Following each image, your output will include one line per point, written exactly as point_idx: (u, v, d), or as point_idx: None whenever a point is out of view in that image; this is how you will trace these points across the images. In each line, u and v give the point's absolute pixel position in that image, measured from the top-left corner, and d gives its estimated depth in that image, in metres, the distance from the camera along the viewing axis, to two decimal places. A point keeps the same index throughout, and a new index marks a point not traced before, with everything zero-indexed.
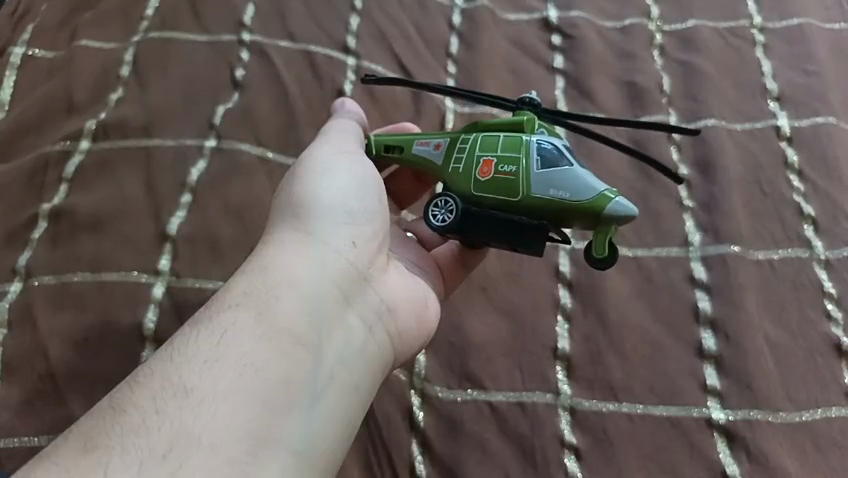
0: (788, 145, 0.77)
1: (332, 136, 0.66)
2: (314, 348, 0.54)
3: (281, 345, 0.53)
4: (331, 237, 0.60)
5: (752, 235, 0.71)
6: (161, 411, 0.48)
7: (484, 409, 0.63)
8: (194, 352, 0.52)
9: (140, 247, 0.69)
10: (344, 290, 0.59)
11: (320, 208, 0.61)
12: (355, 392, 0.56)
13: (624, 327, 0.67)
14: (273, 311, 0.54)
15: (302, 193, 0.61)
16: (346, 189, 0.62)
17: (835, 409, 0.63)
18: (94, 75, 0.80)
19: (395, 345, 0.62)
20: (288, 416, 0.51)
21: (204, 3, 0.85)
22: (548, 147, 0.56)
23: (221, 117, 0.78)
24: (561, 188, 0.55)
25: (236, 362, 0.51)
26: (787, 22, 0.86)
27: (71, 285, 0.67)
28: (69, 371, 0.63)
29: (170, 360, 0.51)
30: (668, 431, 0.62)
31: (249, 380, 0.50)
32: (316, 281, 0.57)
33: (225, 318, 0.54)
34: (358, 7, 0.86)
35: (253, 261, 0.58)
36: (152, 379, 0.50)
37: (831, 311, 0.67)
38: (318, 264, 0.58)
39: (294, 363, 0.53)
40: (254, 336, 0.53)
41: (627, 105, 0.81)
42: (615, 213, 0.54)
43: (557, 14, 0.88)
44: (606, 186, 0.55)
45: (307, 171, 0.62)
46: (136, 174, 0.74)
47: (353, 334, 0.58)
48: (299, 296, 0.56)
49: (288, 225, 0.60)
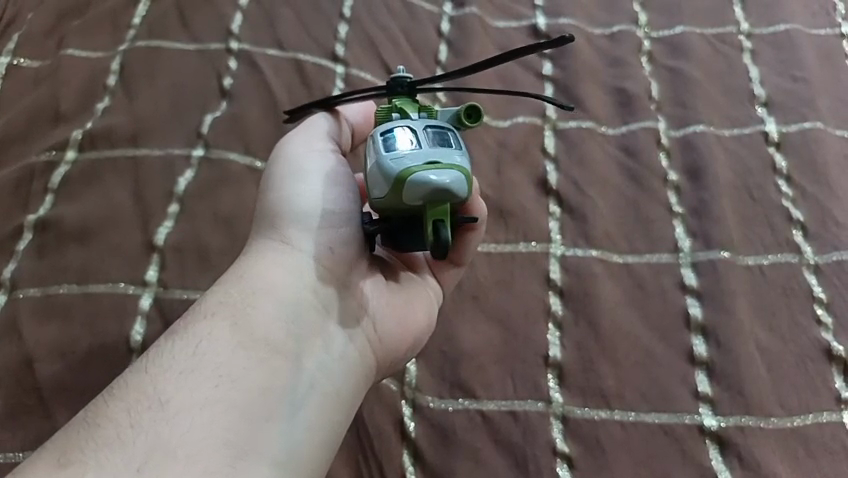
0: (777, 151, 0.77)
1: (311, 125, 0.63)
2: (292, 357, 0.54)
3: (257, 354, 0.53)
4: (306, 239, 0.59)
5: (741, 241, 0.71)
6: (136, 424, 0.48)
7: (476, 418, 0.63)
8: (170, 363, 0.52)
9: (127, 257, 0.69)
10: (322, 298, 0.58)
11: (294, 208, 0.59)
12: (337, 401, 0.55)
13: (616, 333, 0.67)
14: (249, 320, 0.54)
15: (274, 200, 0.60)
16: (322, 187, 0.60)
17: (826, 414, 0.63)
18: (80, 84, 0.80)
19: (379, 352, 0.60)
20: (267, 426, 0.50)
21: (192, 11, 0.85)
22: (377, 136, 0.52)
23: (210, 125, 0.77)
24: (378, 181, 0.50)
25: (212, 372, 0.51)
26: (774, 28, 0.86)
27: (57, 296, 0.66)
28: (56, 384, 0.63)
29: (145, 371, 0.51)
30: (660, 438, 0.62)
31: (225, 390, 0.50)
32: (292, 288, 0.57)
33: (201, 327, 0.54)
34: (347, 15, 0.86)
35: (230, 272, 0.58)
36: (128, 391, 0.50)
37: (822, 316, 0.67)
38: (293, 271, 0.58)
39: (271, 372, 0.52)
40: (230, 346, 0.53)
41: (616, 112, 0.81)
42: (417, 189, 0.47)
43: (546, 22, 0.88)
44: (419, 158, 0.48)
45: (279, 175, 0.61)
46: (123, 184, 0.73)
47: (333, 342, 0.57)
48: (275, 305, 0.56)
49: (264, 232, 0.60)
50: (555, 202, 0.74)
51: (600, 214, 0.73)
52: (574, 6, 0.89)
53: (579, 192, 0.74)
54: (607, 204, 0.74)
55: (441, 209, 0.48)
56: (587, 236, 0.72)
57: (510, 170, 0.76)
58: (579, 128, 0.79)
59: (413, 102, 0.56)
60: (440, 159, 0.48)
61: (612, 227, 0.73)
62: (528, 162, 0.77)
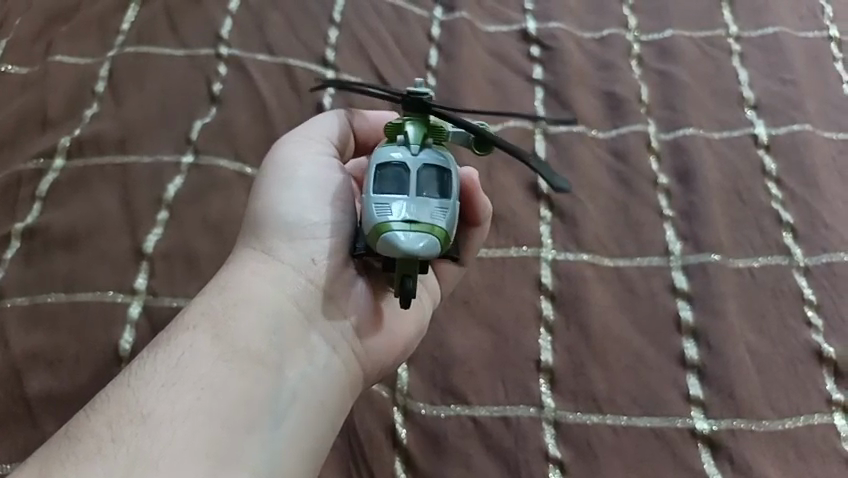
0: (766, 153, 0.77)
1: (308, 131, 0.63)
2: (275, 368, 0.54)
3: (238, 366, 0.52)
4: (290, 249, 0.59)
5: (732, 244, 0.72)
6: (117, 438, 0.47)
7: (467, 424, 0.63)
8: (151, 375, 0.51)
9: (116, 265, 0.68)
10: (305, 308, 0.58)
11: (280, 215, 0.59)
12: (322, 411, 0.55)
13: (607, 338, 0.67)
14: (230, 332, 0.54)
15: (261, 210, 0.60)
16: (312, 195, 0.60)
17: (817, 416, 0.63)
18: (68, 90, 0.79)
19: (365, 362, 0.60)
20: (249, 438, 0.50)
21: (181, 16, 0.84)
22: (376, 167, 0.51)
23: (199, 131, 0.77)
24: (362, 216, 0.51)
25: (193, 384, 0.51)
26: (763, 30, 0.87)
27: (45, 305, 0.66)
28: (44, 393, 0.62)
29: (126, 385, 0.51)
30: (652, 442, 0.62)
31: (206, 402, 0.50)
32: (275, 299, 0.57)
33: (182, 340, 0.54)
34: (337, 20, 0.86)
35: (215, 282, 0.58)
36: (109, 404, 0.50)
37: (812, 318, 0.67)
38: (276, 282, 0.58)
39: (252, 384, 0.52)
40: (211, 359, 0.52)
41: (607, 116, 0.81)
42: (387, 248, 0.48)
43: (536, 26, 0.88)
44: (401, 214, 0.48)
45: (267, 184, 0.61)
46: (111, 191, 0.73)
47: (317, 352, 0.57)
48: (258, 316, 0.56)
49: (248, 241, 0.60)
50: (546, 206, 0.74)
51: (590, 218, 0.73)
52: (564, 9, 0.89)
53: (570, 196, 0.74)
54: (597, 208, 0.74)
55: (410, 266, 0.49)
56: (578, 240, 0.72)
57: (500, 175, 0.76)
58: (570, 132, 0.79)
59: (422, 122, 0.54)
60: (418, 219, 0.48)
61: (603, 231, 0.73)
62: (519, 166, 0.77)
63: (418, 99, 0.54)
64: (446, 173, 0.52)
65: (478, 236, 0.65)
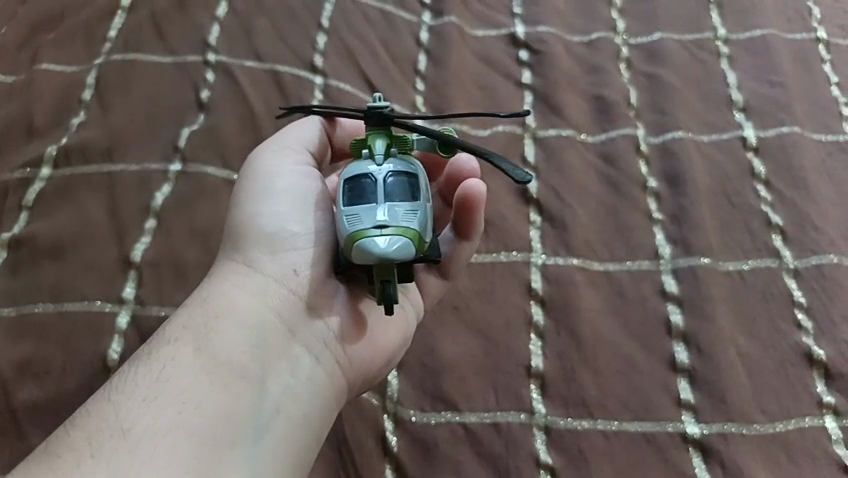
0: (755, 156, 0.77)
1: (285, 140, 0.64)
2: (257, 380, 0.54)
3: (219, 379, 0.52)
4: (271, 261, 0.59)
5: (721, 247, 0.72)
6: (97, 453, 0.47)
7: (458, 431, 0.62)
8: (132, 389, 0.51)
9: (103, 275, 0.68)
10: (288, 320, 0.58)
11: (260, 227, 0.60)
12: (305, 423, 0.55)
13: (597, 342, 0.66)
14: (211, 345, 0.54)
15: (241, 222, 0.60)
16: (291, 206, 0.60)
17: (807, 419, 0.63)
18: (55, 99, 0.79)
19: (350, 372, 0.59)
20: (231, 452, 0.49)
21: (168, 23, 0.84)
22: (345, 182, 0.52)
23: (186, 139, 0.76)
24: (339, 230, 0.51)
25: (174, 397, 0.50)
26: (751, 33, 0.87)
27: (32, 316, 0.65)
28: (32, 405, 0.62)
29: (106, 400, 0.51)
30: (643, 447, 0.62)
31: (187, 415, 0.49)
32: (256, 311, 0.57)
33: (162, 353, 0.54)
34: (325, 25, 0.86)
35: (196, 296, 0.58)
36: (89, 420, 0.49)
37: (802, 321, 0.67)
38: (257, 295, 0.58)
39: (233, 396, 0.52)
40: (192, 372, 0.52)
41: (596, 120, 0.81)
42: (362, 253, 0.48)
43: (525, 30, 0.88)
44: (371, 220, 0.49)
45: (246, 196, 0.61)
46: (98, 200, 0.72)
47: (300, 364, 0.57)
48: (239, 328, 0.56)
49: (229, 254, 0.60)
50: (536, 211, 0.74)
51: (580, 222, 0.73)
52: (553, 12, 0.89)
53: (559, 201, 0.74)
54: (586, 212, 0.74)
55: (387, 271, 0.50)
56: (567, 244, 0.72)
57: (489, 180, 0.76)
58: (558, 136, 0.79)
59: (385, 134, 0.55)
60: (390, 222, 0.49)
61: (593, 235, 0.73)
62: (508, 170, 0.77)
63: (379, 113, 0.56)
64: (414, 177, 0.52)
65: (468, 249, 0.65)
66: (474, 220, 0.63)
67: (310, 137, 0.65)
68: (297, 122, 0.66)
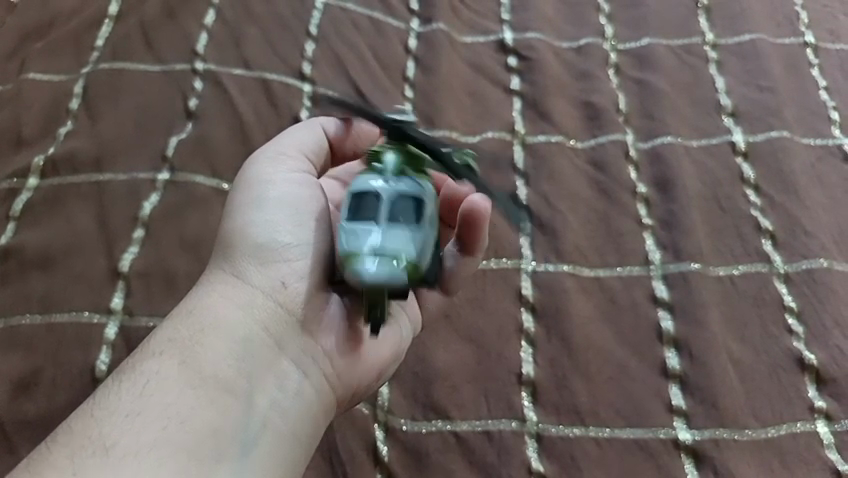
0: (745, 160, 0.77)
1: (279, 147, 0.63)
2: (243, 395, 0.53)
3: (205, 394, 0.52)
4: (260, 271, 0.58)
5: (712, 252, 0.72)
6: (80, 470, 0.46)
7: (450, 440, 0.62)
8: (116, 404, 0.51)
9: (92, 285, 0.67)
10: (275, 334, 0.57)
11: (250, 236, 0.59)
12: (292, 438, 0.55)
13: (589, 349, 0.66)
14: (198, 358, 0.54)
15: (231, 230, 0.60)
16: (283, 215, 0.60)
17: (800, 424, 0.63)
18: (42, 109, 0.78)
19: (339, 386, 0.59)
20: (217, 467, 0.49)
21: (156, 31, 0.84)
22: (351, 198, 0.51)
23: (175, 148, 0.76)
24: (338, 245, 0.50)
25: (159, 413, 0.50)
26: (739, 38, 0.87)
27: (20, 327, 0.65)
28: (20, 417, 0.61)
29: (90, 415, 0.50)
30: (636, 454, 0.61)
31: (173, 432, 0.49)
32: (243, 324, 0.56)
33: (147, 366, 0.53)
34: (313, 33, 0.86)
35: (182, 307, 0.57)
36: (72, 436, 0.49)
37: (793, 325, 0.67)
38: (244, 307, 0.57)
39: (220, 412, 0.51)
40: (178, 387, 0.52)
41: (586, 126, 0.81)
42: (355, 274, 0.47)
43: (513, 36, 0.88)
44: (371, 242, 0.48)
45: (238, 203, 0.60)
46: (86, 210, 0.72)
47: (287, 379, 0.56)
48: (226, 342, 0.55)
49: (217, 263, 0.59)
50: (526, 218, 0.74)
51: (570, 229, 0.73)
52: (542, 19, 0.89)
53: (550, 207, 0.74)
54: (576, 218, 0.74)
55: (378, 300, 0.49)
56: (559, 251, 0.72)
57: None
58: (548, 142, 0.79)
59: (401, 152, 0.55)
60: (387, 246, 0.47)
61: (584, 241, 0.72)
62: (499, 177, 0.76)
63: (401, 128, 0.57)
64: (420, 202, 0.51)
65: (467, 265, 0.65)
66: (478, 234, 0.62)
67: (306, 144, 0.64)
68: (294, 128, 0.66)
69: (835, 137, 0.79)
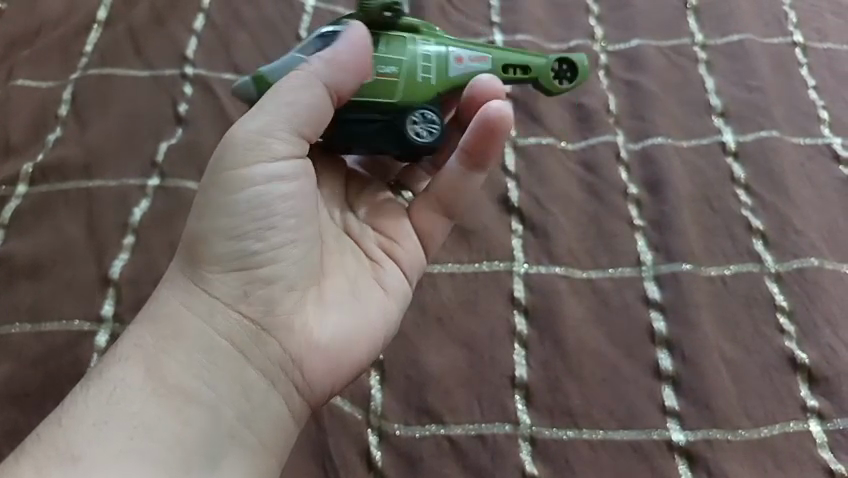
0: (735, 160, 0.77)
1: (272, 118, 0.57)
2: (207, 405, 0.54)
3: (169, 403, 0.53)
4: (223, 280, 0.57)
5: (704, 252, 0.72)
6: None
7: (443, 444, 0.62)
8: (82, 413, 0.52)
9: (82, 293, 0.67)
10: (239, 344, 0.57)
11: (211, 243, 0.57)
12: (262, 449, 0.56)
13: (582, 351, 0.66)
14: (163, 367, 0.54)
15: (195, 233, 0.58)
16: (249, 220, 0.57)
17: (793, 423, 0.63)
18: (31, 116, 0.78)
19: (310, 397, 0.59)
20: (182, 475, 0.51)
21: (145, 36, 0.83)
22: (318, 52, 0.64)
23: (164, 153, 0.76)
24: None
25: (125, 423, 0.51)
26: (728, 38, 0.87)
27: (10, 336, 0.65)
28: (10, 426, 0.61)
29: (58, 424, 0.51)
30: (629, 455, 0.62)
31: (138, 442, 0.51)
32: (205, 333, 0.56)
33: (114, 373, 0.54)
34: (303, 36, 0.85)
35: (147, 312, 0.58)
36: (40, 445, 0.50)
37: (784, 325, 0.67)
38: (206, 315, 0.57)
39: (183, 421, 0.53)
40: (142, 395, 0.53)
41: (576, 127, 0.81)
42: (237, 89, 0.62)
43: (503, 39, 0.88)
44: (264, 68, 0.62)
45: (205, 204, 0.58)
46: (76, 217, 0.71)
47: (251, 387, 0.56)
48: (190, 351, 0.56)
49: (179, 268, 0.58)
50: (517, 220, 0.74)
51: (562, 230, 0.73)
52: (532, 21, 0.89)
53: (541, 209, 0.74)
54: (568, 221, 0.74)
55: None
56: (551, 253, 0.72)
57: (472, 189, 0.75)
58: (539, 145, 0.79)
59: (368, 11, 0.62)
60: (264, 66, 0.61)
61: (575, 242, 0.72)
62: (490, 179, 0.76)
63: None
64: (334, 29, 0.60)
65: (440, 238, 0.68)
66: (493, 153, 0.64)
67: (304, 108, 0.57)
68: (294, 78, 0.57)
69: (824, 136, 0.79)
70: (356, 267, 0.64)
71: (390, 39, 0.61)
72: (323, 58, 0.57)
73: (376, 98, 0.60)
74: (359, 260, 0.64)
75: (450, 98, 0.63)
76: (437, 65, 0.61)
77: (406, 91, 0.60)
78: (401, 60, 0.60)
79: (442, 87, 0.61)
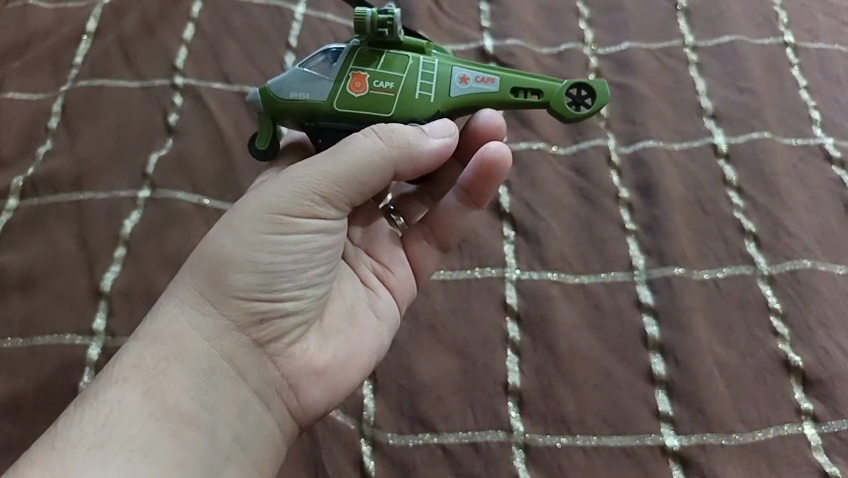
0: (727, 163, 0.77)
1: (324, 175, 0.57)
2: (205, 427, 0.54)
3: (169, 426, 0.53)
4: (238, 307, 0.57)
5: (696, 255, 0.71)
6: None
7: (437, 453, 0.62)
8: (78, 435, 0.51)
9: (73, 307, 0.67)
10: (241, 367, 0.57)
11: (231, 271, 0.57)
12: (254, 469, 0.57)
13: (575, 357, 0.66)
14: (163, 389, 0.54)
15: (214, 258, 0.57)
16: (275, 258, 0.57)
17: (787, 426, 0.63)
18: (21, 129, 0.78)
19: (301, 417, 0.60)
20: None
21: (135, 46, 0.83)
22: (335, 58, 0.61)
23: (154, 165, 0.75)
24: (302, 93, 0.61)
25: (122, 445, 0.51)
26: (719, 40, 0.87)
27: (3, 350, 0.65)
28: (3, 439, 0.61)
29: (52, 446, 0.51)
30: (623, 461, 0.61)
31: (137, 466, 0.50)
32: (208, 354, 0.56)
33: (110, 394, 0.53)
34: (293, 45, 0.85)
35: (146, 329, 0.57)
36: (33, 469, 0.49)
37: (778, 328, 0.67)
38: (212, 337, 0.57)
39: (183, 445, 0.53)
40: (141, 417, 0.53)
41: (568, 131, 0.80)
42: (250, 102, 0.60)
43: (493, 44, 0.87)
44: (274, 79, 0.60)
45: (228, 231, 0.57)
46: (67, 229, 0.71)
47: (250, 410, 0.57)
48: (190, 372, 0.55)
49: (189, 287, 0.57)
50: (508, 226, 0.74)
51: (554, 235, 0.73)
52: (521, 26, 0.89)
53: (532, 215, 0.74)
54: (560, 226, 0.73)
55: (270, 123, 0.59)
56: (543, 259, 0.71)
57: None
58: (529, 150, 0.79)
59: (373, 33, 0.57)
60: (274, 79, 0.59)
61: (568, 248, 0.72)
62: None
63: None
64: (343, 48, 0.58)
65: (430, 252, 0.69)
66: (489, 190, 0.65)
67: (368, 186, 0.59)
68: (377, 154, 0.56)
69: (816, 137, 0.79)
70: (352, 293, 0.65)
71: (392, 56, 0.57)
72: (409, 144, 0.57)
73: (374, 113, 0.57)
74: (354, 283, 0.65)
75: (453, 117, 0.59)
76: (439, 80, 0.57)
77: (403, 107, 0.57)
78: (400, 75, 0.57)
79: (443, 105, 0.57)
